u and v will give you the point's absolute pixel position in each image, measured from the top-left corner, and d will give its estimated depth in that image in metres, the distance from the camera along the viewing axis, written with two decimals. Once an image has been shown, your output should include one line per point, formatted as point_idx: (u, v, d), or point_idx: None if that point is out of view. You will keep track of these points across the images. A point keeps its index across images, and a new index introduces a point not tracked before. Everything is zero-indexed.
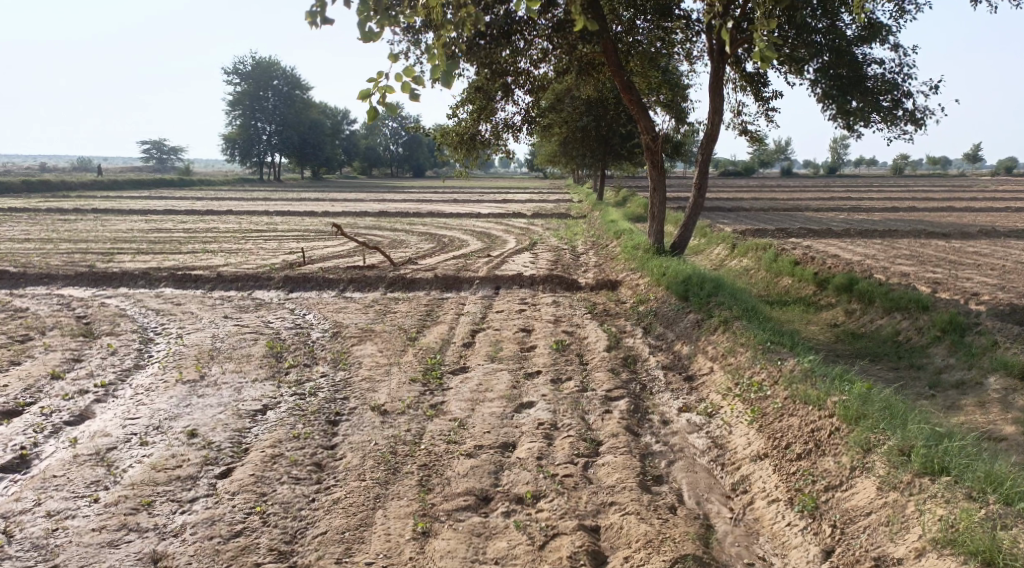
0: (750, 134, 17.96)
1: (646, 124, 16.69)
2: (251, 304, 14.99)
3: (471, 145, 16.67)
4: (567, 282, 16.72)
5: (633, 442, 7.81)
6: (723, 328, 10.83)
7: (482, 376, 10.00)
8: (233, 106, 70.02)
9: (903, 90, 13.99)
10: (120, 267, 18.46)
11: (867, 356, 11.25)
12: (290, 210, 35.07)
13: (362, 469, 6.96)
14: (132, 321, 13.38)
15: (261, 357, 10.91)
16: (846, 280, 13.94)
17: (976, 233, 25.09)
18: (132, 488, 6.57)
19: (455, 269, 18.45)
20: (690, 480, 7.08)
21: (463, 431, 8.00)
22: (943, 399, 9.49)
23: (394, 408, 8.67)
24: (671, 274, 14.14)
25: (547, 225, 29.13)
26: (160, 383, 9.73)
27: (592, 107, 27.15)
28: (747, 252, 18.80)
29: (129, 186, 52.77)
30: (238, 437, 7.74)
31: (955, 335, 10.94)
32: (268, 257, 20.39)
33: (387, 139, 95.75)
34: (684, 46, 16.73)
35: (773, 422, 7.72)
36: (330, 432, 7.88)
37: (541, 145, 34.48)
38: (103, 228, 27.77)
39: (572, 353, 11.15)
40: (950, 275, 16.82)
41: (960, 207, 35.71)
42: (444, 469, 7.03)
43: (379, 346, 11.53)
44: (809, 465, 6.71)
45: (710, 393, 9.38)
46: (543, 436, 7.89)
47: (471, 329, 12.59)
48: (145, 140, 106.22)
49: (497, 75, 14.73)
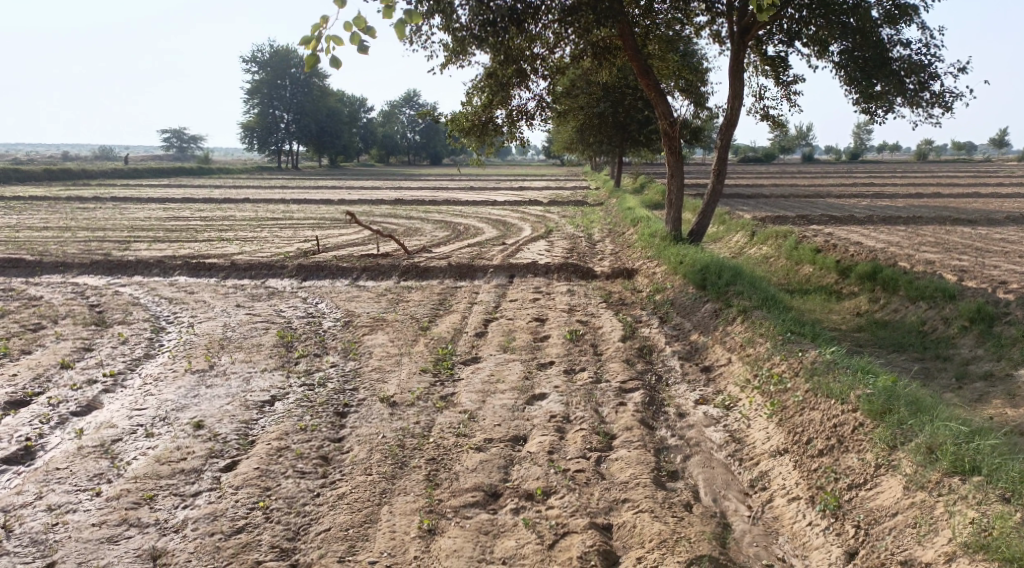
0: (771, 119, 17.55)
1: (663, 109, 16.35)
2: (264, 292, 14.88)
3: (483, 133, 16.43)
4: (582, 270, 16.47)
5: (648, 436, 7.59)
6: (741, 318, 10.56)
7: (494, 366, 9.81)
8: (251, 94, 70.12)
9: (930, 72, 13.54)
10: (135, 255, 18.43)
11: (891, 347, 10.92)
12: (306, 198, 35.03)
13: (369, 463, 6.80)
14: (144, 310, 13.32)
15: (271, 346, 10.79)
16: (869, 268, 13.57)
17: (1003, 220, 24.48)
18: (134, 481, 6.46)
19: (470, 257, 18.26)
20: (707, 476, 6.86)
21: (473, 423, 7.81)
22: (970, 391, 9.18)
23: (403, 399, 8.51)
24: (689, 262, 13.85)
25: (563, 212, 28.84)
26: (168, 373, 9.63)
27: (609, 92, 26.75)
28: (766, 240, 18.45)
29: (149, 174, 53.02)
30: (244, 429, 7.60)
31: (983, 325, 10.60)
32: (283, 245, 20.29)
33: (404, 127, 95.71)
34: (704, 29, 16.35)
35: (794, 416, 7.46)
36: (337, 425, 7.73)
37: (557, 131, 34.12)
38: (121, 216, 27.87)
39: (586, 343, 10.93)
40: (977, 262, 16.37)
41: (986, 192, 34.98)
42: (452, 463, 6.84)
43: (390, 335, 11.37)
44: (831, 462, 6.45)
45: (728, 385, 9.13)
46: (555, 429, 7.69)
47: (484, 318, 12.40)
48: (165, 129, 106.73)
49: (511, 60, 14.45)
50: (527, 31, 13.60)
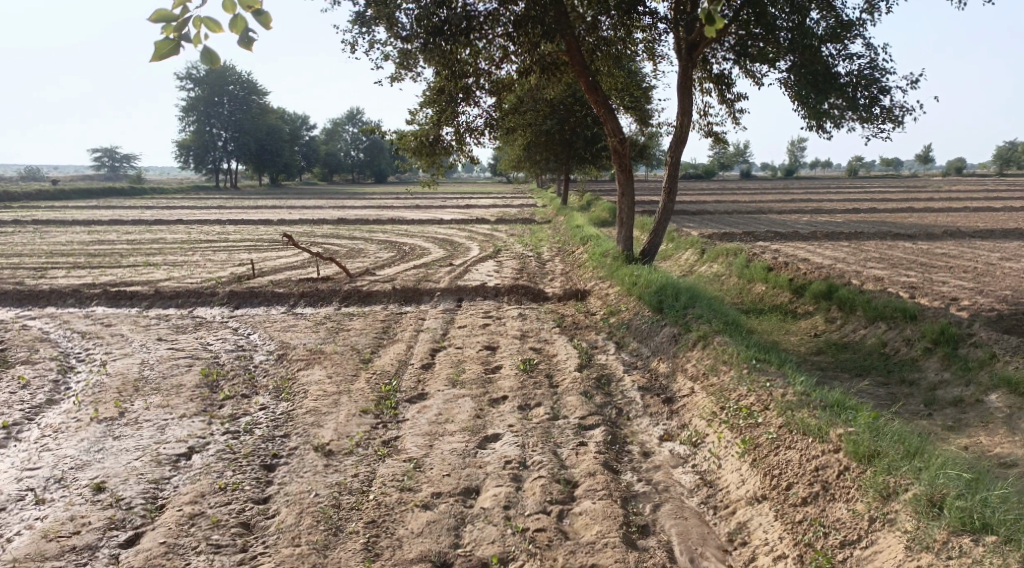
0: (717, 135, 17.27)
1: (612, 127, 15.87)
2: (190, 323, 13.76)
3: (431, 151, 15.61)
4: (533, 293, 15.77)
5: (613, 483, 6.88)
6: (702, 344, 9.97)
7: (441, 404, 8.96)
8: (186, 112, 67.89)
9: (881, 86, 13.29)
10: (50, 284, 17.05)
11: (854, 370, 10.49)
12: (244, 219, 33.55)
13: (297, 531, 5.94)
14: (53, 346, 12.11)
15: (193, 387, 9.73)
16: (824, 286, 13.23)
17: (942, 234, 24.80)
18: (12, 565, 5.58)
19: (415, 279, 17.40)
20: (681, 530, 6.21)
21: (418, 474, 6.98)
22: (941, 419, 8.73)
23: (341, 447, 7.62)
24: (643, 284, 13.27)
25: (511, 231, 28.18)
26: (72, 423, 8.55)
27: (555, 109, 26.27)
28: (717, 257, 18.06)
29: (75, 196, 50.48)
30: (152, 491, 6.66)
31: (948, 346, 10.20)
32: (215, 270, 19.09)
33: (347, 145, 94.54)
34: (647, 46, 16.00)
35: (768, 455, 6.84)
36: (264, 481, 6.84)
37: (503, 150, 33.56)
38: (41, 241, 26.09)
39: (541, 373, 10.20)
40: (925, 278, 16.26)
41: (920, 207, 35.63)
42: (395, 526, 6.04)
43: (328, 370, 10.44)
44: (817, 513, 5.90)
45: (693, 419, 8.45)
46: (511, 478, 6.91)
47: (430, 348, 11.56)
48: (97, 148, 103.06)
49: (456, 74, 13.76)
50: (472, 44, 12.90)
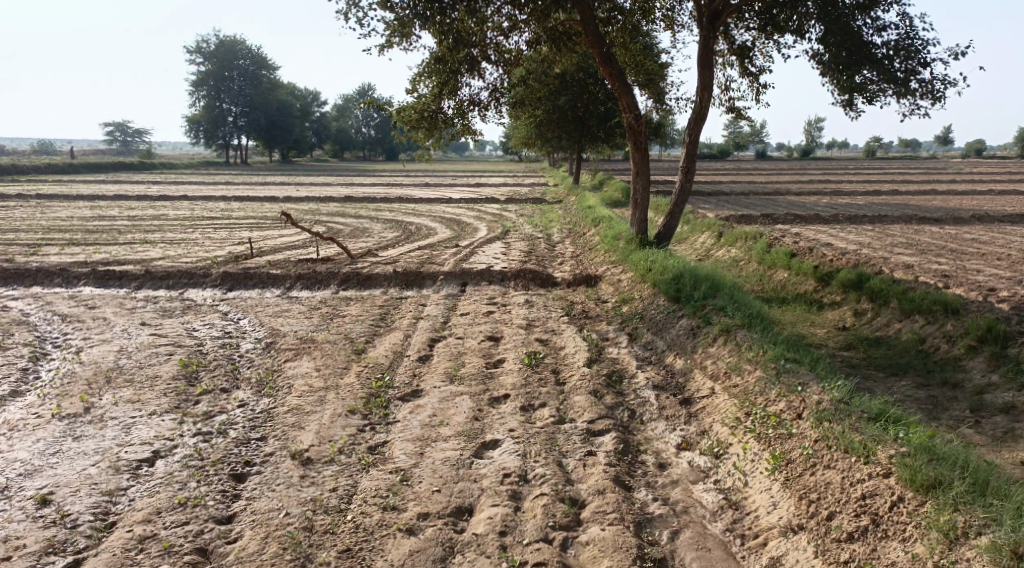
0: (738, 111, 16.23)
1: (627, 102, 14.88)
2: (178, 306, 12.95)
3: (431, 124, 14.66)
4: (541, 278, 14.87)
5: (627, 503, 6.07)
6: (723, 339, 9.06)
7: (437, 404, 8.11)
8: (195, 86, 66.93)
9: (921, 58, 12.15)
10: (39, 262, 16.29)
11: (890, 370, 9.60)
12: (248, 196, 32.63)
13: (260, 562, 5.32)
14: (30, 331, 11.36)
15: (169, 380, 8.93)
16: (853, 275, 12.28)
17: (969, 218, 23.67)
18: None
19: (419, 262, 16.50)
20: (703, 565, 5.47)
21: (404, 489, 6.16)
22: (990, 428, 7.86)
23: (320, 454, 6.79)
24: (658, 270, 12.32)
25: (521, 211, 27.25)
26: (31, 420, 7.81)
27: (567, 86, 25.29)
28: (735, 241, 17.07)
29: (83, 169, 49.63)
30: (104, 505, 5.98)
31: (996, 346, 9.27)
32: (212, 249, 18.28)
33: (358, 122, 93.99)
34: (665, 15, 14.89)
35: (804, 475, 6.03)
36: (230, 495, 6.12)
37: (514, 127, 32.54)
38: (41, 216, 25.33)
39: (547, 369, 9.34)
40: (958, 266, 15.25)
41: (944, 190, 34.42)
42: (374, 558, 5.37)
43: (317, 362, 9.62)
44: (866, 554, 5.17)
45: (714, 424, 7.58)
46: (509, 496, 6.10)
47: (429, 338, 10.70)
48: (109, 122, 102.74)
49: (459, 44, 12.80)
50: (478, 13, 11.91)
